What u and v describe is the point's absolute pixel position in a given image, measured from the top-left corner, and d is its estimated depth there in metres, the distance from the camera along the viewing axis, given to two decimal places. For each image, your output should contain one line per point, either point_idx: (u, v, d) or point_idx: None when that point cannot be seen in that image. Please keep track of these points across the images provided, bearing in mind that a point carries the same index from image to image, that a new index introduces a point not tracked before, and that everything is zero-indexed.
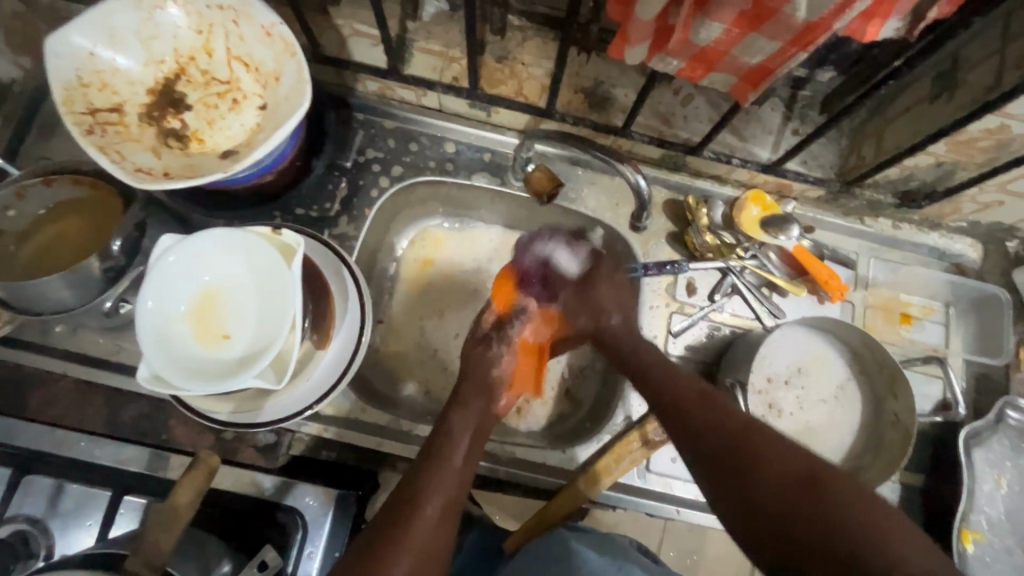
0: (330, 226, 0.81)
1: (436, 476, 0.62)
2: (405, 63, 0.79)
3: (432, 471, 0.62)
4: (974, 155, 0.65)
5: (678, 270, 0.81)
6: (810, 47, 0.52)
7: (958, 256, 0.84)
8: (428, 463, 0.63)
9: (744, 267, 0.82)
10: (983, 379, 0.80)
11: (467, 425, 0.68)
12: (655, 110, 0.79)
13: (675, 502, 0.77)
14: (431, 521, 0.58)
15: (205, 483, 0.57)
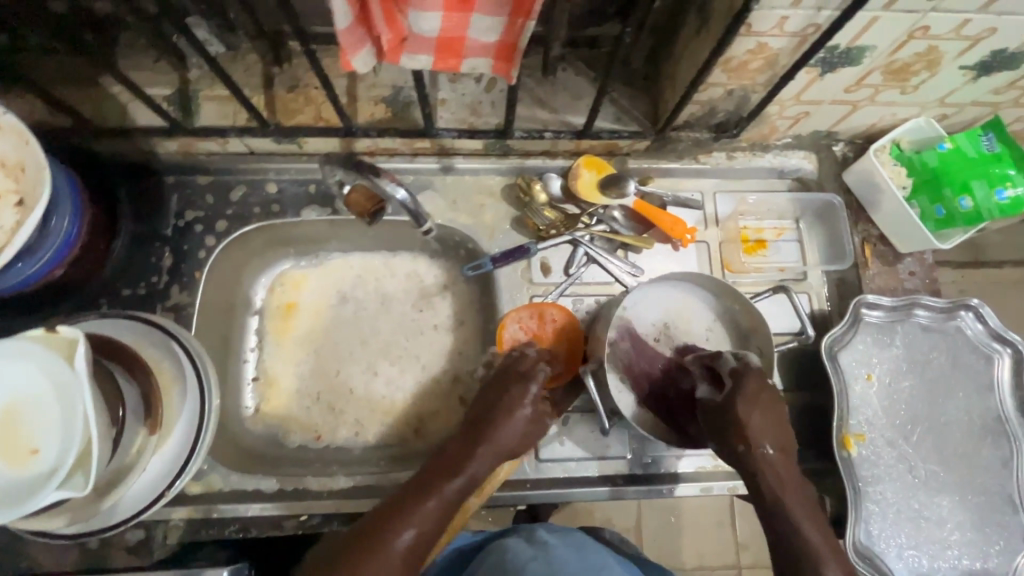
0: (162, 300, 0.77)
1: (477, 460, 0.66)
2: (195, 115, 0.76)
3: (479, 450, 0.66)
4: (754, 77, 0.66)
5: (528, 253, 0.80)
6: (535, 15, 0.51)
7: (796, 170, 0.84)
8: (481, 437, 0.67)
9: (593, 234, 0.82)
10: (842, 285, 0.81)
11: (523, 401, 0.70)
12: (460, 104, 0.78)
13: (572, 486, 0.75)
14: (432, 512, 0.61)
15: None
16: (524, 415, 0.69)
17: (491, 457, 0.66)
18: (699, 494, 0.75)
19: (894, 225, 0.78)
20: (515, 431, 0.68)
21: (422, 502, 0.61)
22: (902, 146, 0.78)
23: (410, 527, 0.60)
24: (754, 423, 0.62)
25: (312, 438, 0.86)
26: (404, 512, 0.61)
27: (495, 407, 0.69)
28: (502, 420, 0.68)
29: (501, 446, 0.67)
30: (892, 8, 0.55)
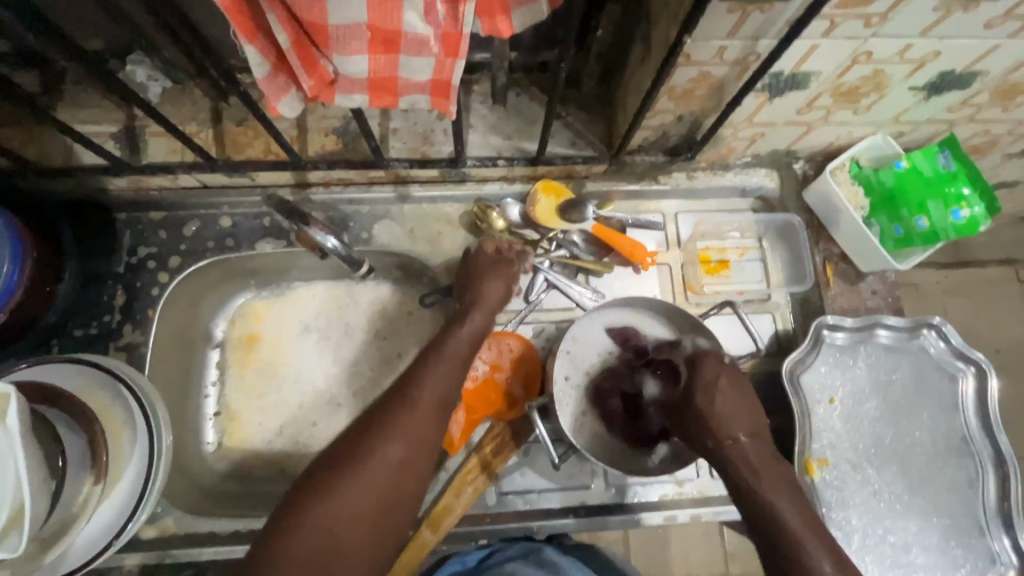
0: (114, 339, 0.76)
1: (437, 372, 0.63)
2: (142, 152, 0.75)
3: (431, 366, 0.63)
4: (701, 103, 0.65)
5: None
6: (464, 54, 0.50)
7: (758, 189, 0.84)
8: (431, 356, 0.64)
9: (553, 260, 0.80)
10: (805, 305, 0.80)
11: (482, 312, 0.69)
12: (412, 133, 0.77)
13: (533, 518, 0.74)
14: (417, 420, 0.59)
15: None
16: (482, 309, 0.69)
17: (453, 377, 0.64)
18: (662, 523, 0.74)
19: (855, 245, 0.77)
20: (462, 340, 0.66)
21: (398, 415, 0.59)
22: (861, 164, 0.78)
23: (396, 441, 0.58)
24: (721, 406, 0.61)
25: (275, 472, 0.85)
26: (397, 419, 0.59)
27: (444, 339, 0.66)
28: (450, 339, 0.66)
29: (454, 355, 0.65)
30: (831, 35, 0.54)
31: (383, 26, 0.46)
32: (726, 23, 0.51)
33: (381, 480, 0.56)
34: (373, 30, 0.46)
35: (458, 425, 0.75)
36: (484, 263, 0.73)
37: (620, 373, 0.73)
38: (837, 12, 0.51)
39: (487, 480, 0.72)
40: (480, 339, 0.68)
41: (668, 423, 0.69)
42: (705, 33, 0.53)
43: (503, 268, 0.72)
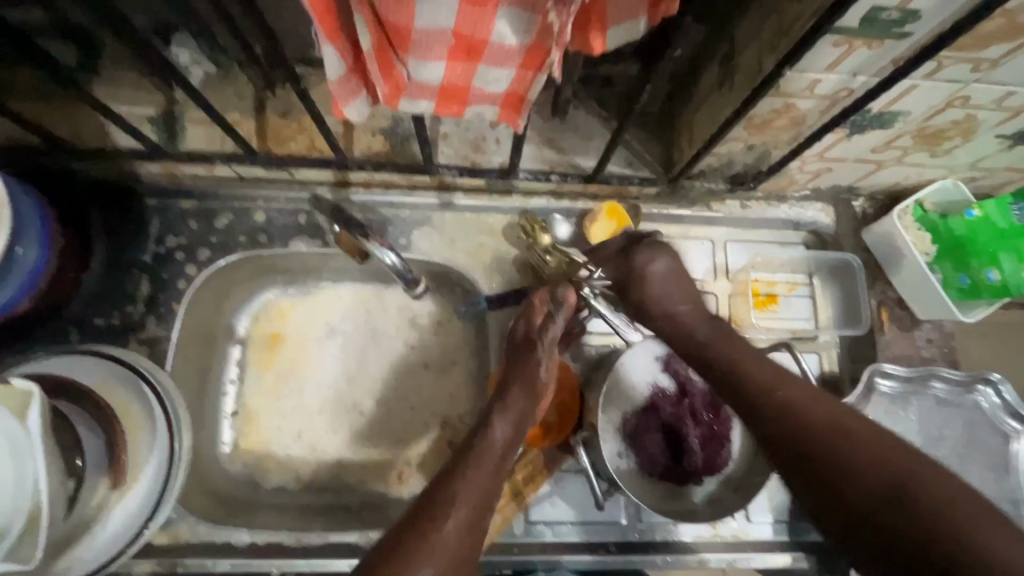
0: (136, 331, 0.73)
1: (469, 481, 0.53)
2: (180, 139, 0.71)
3: (461, 477, 0.53)
4: (777, 134, 0.62)
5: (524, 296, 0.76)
6: (547, 69, 0.47)
7: (812, 223, 0.80)
8: (461, 466, 0.54)
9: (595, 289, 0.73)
10: (854, 348, 0.78)
11: (508, 418, 0.59)
12: (463, 139, 0.74)
13: (563, 551, 0.71)
14: (451, 542, 0.48)
15: None
16: (507, 414, 0.60)
17: (486, 488, 0.53)
18: (696, 565, 0.71)
19: (915, 290, 0.74)
20: (496, 442, 0.57)
21: (427, 535, 0.48)
22: (925, 207, 0.74)
23: (427, 565, 0.46)
24: (655, 285, 0.65)
25: (291, 479, 0.82)
26: (427, 543, 0.47)
27: (471, 446, 0.57)
28: (482, 447, 0.57)
29: (488, 464, 0.55)
30: (933, 78, 0.51)
31: (468, 34, 0.43)
32: (829, 57, 0.48)
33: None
34: (458, 38, 0.43)
35: None
36: (524, 351, 0.64)
37: (663, 404, 0.70)
38: (948, 55, 0.47)
39: (516, 509, 0.71)
40: (508, 454, 0.58)
41: (701, 461, 0.68)
42: (803, 65, 0.49)
43: (548, 349, 0.63)
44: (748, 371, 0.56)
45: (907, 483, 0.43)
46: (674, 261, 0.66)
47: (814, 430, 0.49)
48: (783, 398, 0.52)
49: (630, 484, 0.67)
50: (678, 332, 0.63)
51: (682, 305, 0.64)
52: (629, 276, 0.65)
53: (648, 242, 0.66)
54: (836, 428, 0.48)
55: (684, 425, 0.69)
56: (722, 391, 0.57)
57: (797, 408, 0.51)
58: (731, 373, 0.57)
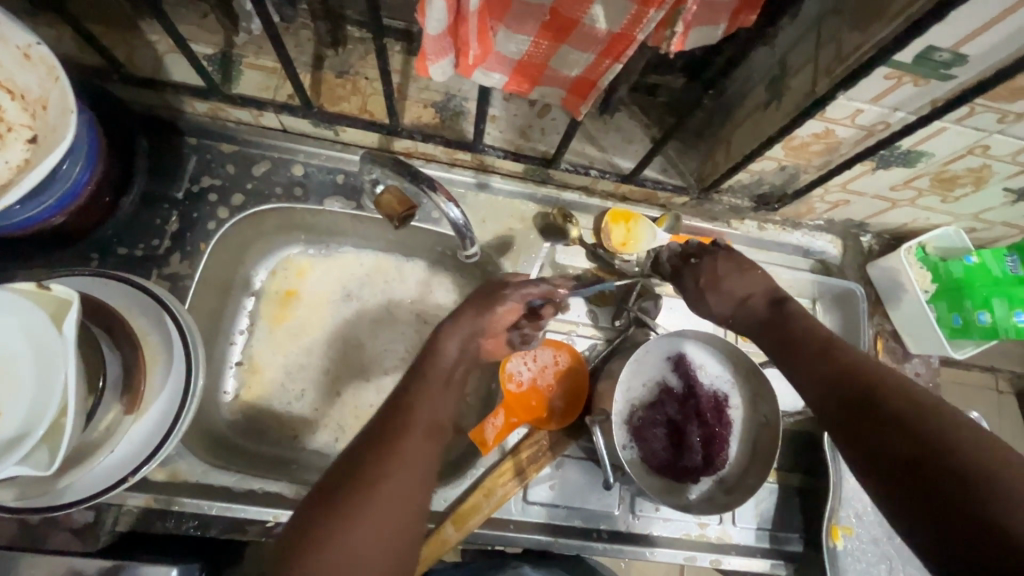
0: (159, 265, 0.72)
1: (426, 393, 0.58)
2: (233, 81, 0.72)
3: (418, 391, 0.58)
4: (810, 159, 0.66)
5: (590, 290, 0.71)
6: (624, 59, 0.49)
7: (820, 253, 0.85)
8: (415, 381, 0.59)
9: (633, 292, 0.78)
10: None
11: (457, 335, 0.62)
12: (510, 124, 0.77)
13: (556, 532, 0.72)
14: (418, 446, 0.53)
15: None
16: (460, 332, 0.63)
17: (442, 399, 0.59)
18: (681, 562, 0.73)
19: (913, 325, 0.79)
20: (451, 358, 0.61)
21: (398, 444, 0.52)
22: (926, 250, 0.79)
23: (400, 470, 0.51)
24: (730, 290, 0.66)
25: (288, 436, 0.81)
26: (397, 450, 0.52)
27: (425, 366, 0.60)
28: (433, 361, 0.61)
29: (442, 373, 0.60)
30: (962, 123, 0.56)
31: (562, 13, 0.45)
32: (878, 88, 0.52)
33: (391, 514, 0.49)
34: (551, 15, 0.46)
35: (493, 427, 0.74)
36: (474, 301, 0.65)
37: (670, 401, 0.72)
38: (983, 102, 0.52)
39: (518, 486, 0.70)
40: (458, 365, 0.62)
41: (702, 457, 0.70)
42: (854, 93, 0.53)
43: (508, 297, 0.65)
44: (838, 364, 0.53)
45: (1011, 488, 0.36)
46: (732, 254, 0.69)
47: (901, 425, 0.44)
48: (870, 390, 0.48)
49: (644, 485, 0.68)
50: (763, 328, 0.63)
51: (756, 292, 0.65)
52: (698, 301, 0.68)
53: (698, 263, 0.69)
54: (921, 422, 0.43)
55: (689, 422, 0.71)
56: (808, 379, 0.54)
57: (889, 399, 0.46)
58: (821, 363, 0.54)
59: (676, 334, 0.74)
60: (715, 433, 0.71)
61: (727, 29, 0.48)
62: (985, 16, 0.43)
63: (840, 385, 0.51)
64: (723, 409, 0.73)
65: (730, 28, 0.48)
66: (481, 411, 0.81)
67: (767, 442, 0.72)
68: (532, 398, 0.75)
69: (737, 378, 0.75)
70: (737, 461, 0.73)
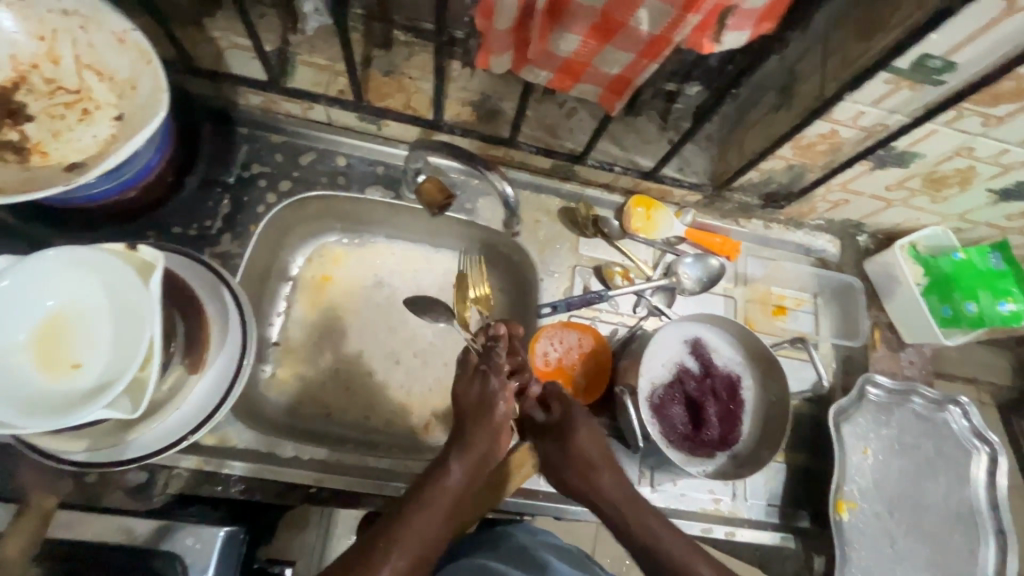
0: (211, 245, 0.76)
1: (416, 524, 0.58)
2: (288, 76, 0.77)
3: (407, 523, 0.58)
4: (816, 158, 0.74)
5: (600, 300, 0.81)
6: (660, 59, 0.56)
7: (820, 251, 0.92)
8: (410, 512, 0.58)
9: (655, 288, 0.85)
10: (848, 361, 0.88)
11: (465, 462, 0.63)
12: (541, 123, 0.83)
13: (581, 501, 0.77)
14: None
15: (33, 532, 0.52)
16: (463, 456, 0.63)
17: (433, 531, 0.58)
18: (699, 533, 0.78)
19: (908, 316, 0.85)
20: (448, 485, 0.61)
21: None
22: (917, 248, 0.86)
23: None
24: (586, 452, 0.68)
25: (322, 413, 0.83)
26: None
27: (427, 487, 0.61)
28: (437, 490, 0.61)
29: (438, 505, 0.60)
30: (950, 125, 0.63)
31: (612, 16, 0.52)
32: (879, 91, 0.60)
33: None
34: (601, 18, 0.52)
35: None
36: (471, 390, 0.67)
37: (688, 380, 0.78)
38: (969, 106, 0.59)
39: None
40: (462, 494, 0.62)
41: (720, 433, 0.77)
42: (857, 96, 0.61)
43: (501, 397, 0.67)
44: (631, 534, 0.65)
45: None
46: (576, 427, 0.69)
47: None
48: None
49: (672, 456, 0.73)
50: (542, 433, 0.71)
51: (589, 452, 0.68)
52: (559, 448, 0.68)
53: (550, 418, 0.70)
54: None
55: (707, 400, 0.77)
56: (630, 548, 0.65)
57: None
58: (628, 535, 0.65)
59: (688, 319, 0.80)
60: (731, 410, 0.78)
61: (754, 33, 0.55)
62: (970, 28, 0.51)
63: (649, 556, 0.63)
64: (738, 388, 0.80)
65: (757, 32, 0.55)
66: None
67: (779, 419, 0.77)
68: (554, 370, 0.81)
69: (748, 361, 0.81)
70: (746, 437, 0.79)
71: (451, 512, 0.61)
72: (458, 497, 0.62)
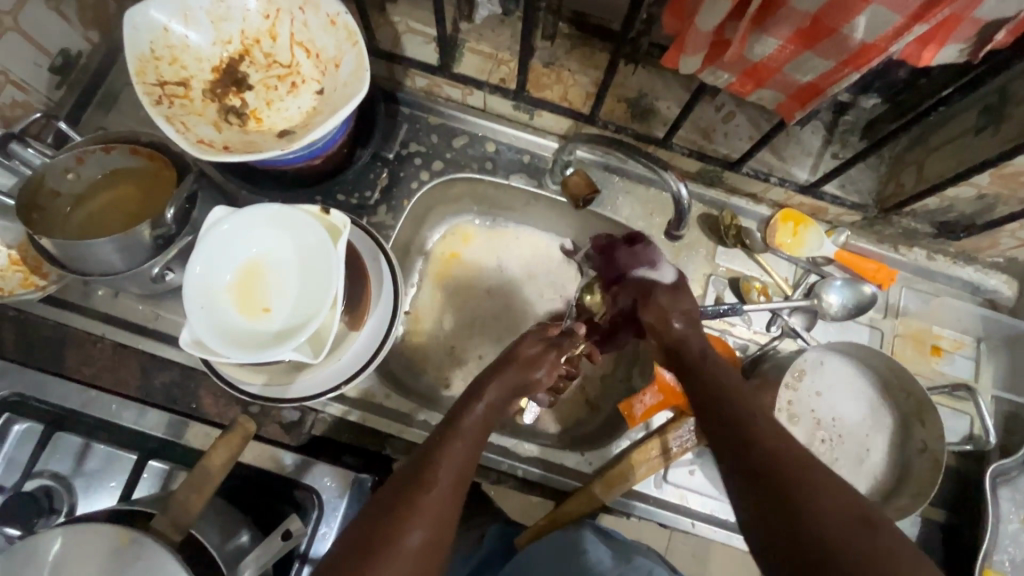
0: (369, 214, 0.82)
1: (455, 449, 0.58)
2: (455, 61, 0.81)
3: (448, 447, 0.58)
4: (1016, 190, 0.66)
5: (733, 313, 0.79)
6: (864, 70, 0.53)
7: (991, 292, 0.83)
8: (449, 437, 0.59)
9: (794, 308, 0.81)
10: (1012, 418, 0.79)
11: (485, 395, 0.64)
12: (695, 125, 0.81)
13: (690, 514, 0.77)
14: (439, 504, 0.53)
15: (240, 447, 0.59)
16: (495, 392, 0.64)
17: (468, 456, 0.58)
18: None
19: None
20: (476, 415, 0.62)
21: (417, 500, 0.52)
22: None
23: (418, 528, 0.51)
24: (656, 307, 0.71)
25: (442, 384, 0.87)
26: (416, 505, 0.52)
27: (452, 420, 0.61)
28: (465, 421, 0.61)
29: (465, 432, 0.60)
30: None
31: (823, 22, 0.49)
32: None
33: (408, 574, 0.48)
34: (810, 23, 0.50)
35: (642, 405, 0.77)
36: (530, 349, 0.70)
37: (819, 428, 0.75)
38: None
39: (661, 463, 0.74)
40: (484, 424, 0.62)
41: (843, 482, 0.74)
42: None
43: (549, 359, 0.70)
44: (797, 447, 0.53)
45: None
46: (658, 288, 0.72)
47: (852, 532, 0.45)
48: (793, 481, 0.50)
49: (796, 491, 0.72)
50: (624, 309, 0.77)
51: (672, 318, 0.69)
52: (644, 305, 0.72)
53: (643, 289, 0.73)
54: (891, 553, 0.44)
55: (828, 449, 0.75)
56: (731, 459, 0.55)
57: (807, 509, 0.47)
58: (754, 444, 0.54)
59: (829, 357, 0.77)
60: (844, 448, 0.75)
61: (998, 42, 0.49)
62: None
63: (786, 463, 0.51)
64: (868, 440, 0.75)
65: (1003, 42, 0.49)
66: (620, 391, 0.86)
67: (928, 469, 0.70)
68: (661, 399, 0.76)
69: (884, 413, 0.76)
70: (879, 480, 0.74)
71: (480, 438, 0.61)
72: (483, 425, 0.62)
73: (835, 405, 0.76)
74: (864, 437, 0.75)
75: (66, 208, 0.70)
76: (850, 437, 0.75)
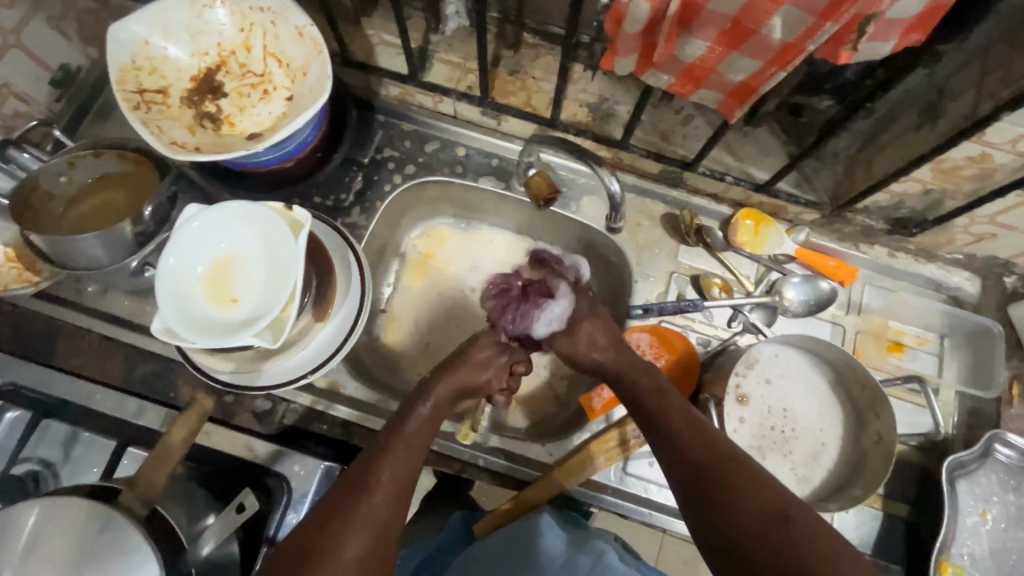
0: (343, 215, 0.86)
1: (395, 456, 0.61)
2: (426, 71, 0.86)
3: (388, 454, 0.61)
4: (960, 183, 0.68)
5: (693, 308, 0.81)
6: (789, 68, 0.56)
7: (955, 289, 0.84)
8: (392, 443, 0.62)
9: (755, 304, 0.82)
10: (974, 413, 0.79)
11: (427, 400, 0.67)
12: (654, 128, 0.84)
13: (650, 505, 0.78)
14: (378, 512, 0.56)
15: (198, 425, 0.62)
16: (437, 399, 0.67)
17: (410, 462, 0.61)
18: None
19: None
20: (421, 418, 0.65)
21: (354, 508, 0.56)
22: None
23: (356, 536, 0.54)
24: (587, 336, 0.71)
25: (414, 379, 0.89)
26: (355, 514, 0.55)
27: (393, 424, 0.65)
28: (408, 427, 0.64)
29: (411, 438, 0.63)
30: None
31: (743, 23, 0.52)
32: None
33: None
34: (732, 25, 0.53)
35: (601, 398, 0.80)
36: (481, 352, 0.71)
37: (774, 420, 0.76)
38: None
39: (620, 454, 0.75)
40: (431, 426, 0.66)
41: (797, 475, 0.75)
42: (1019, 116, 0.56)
43: (497, 361, 0.72)
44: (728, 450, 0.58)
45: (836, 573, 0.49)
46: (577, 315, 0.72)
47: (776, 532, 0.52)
48: (724, 485, 0.56)
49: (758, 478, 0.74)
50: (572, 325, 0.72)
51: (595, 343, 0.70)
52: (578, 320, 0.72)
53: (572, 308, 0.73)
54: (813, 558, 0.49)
55: (782, 440, 0.76)
56: (674, 475, 0.59)
57: (740, 523, 0.53)
58: (696, 464, 0.58)
59: (784, 350, 0.79)
60: (797, 439, 0.77)
61: (910, 36, 0.51)
62: None
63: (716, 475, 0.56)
64: (823, 432, 0.77)
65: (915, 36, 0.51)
66: (586, 386, 0.88)
67: (881, 458, 0.71)
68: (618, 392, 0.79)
69: (839, 407, 0.78)
70: (831, 472, 0.75)
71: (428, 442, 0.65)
72: (427, 425, 0.65)
73: (788, 397, 0.78)
74: (817, 431, 0.77)
75: (58, 209, 0.75)
76: (803, 429, 0.77)
